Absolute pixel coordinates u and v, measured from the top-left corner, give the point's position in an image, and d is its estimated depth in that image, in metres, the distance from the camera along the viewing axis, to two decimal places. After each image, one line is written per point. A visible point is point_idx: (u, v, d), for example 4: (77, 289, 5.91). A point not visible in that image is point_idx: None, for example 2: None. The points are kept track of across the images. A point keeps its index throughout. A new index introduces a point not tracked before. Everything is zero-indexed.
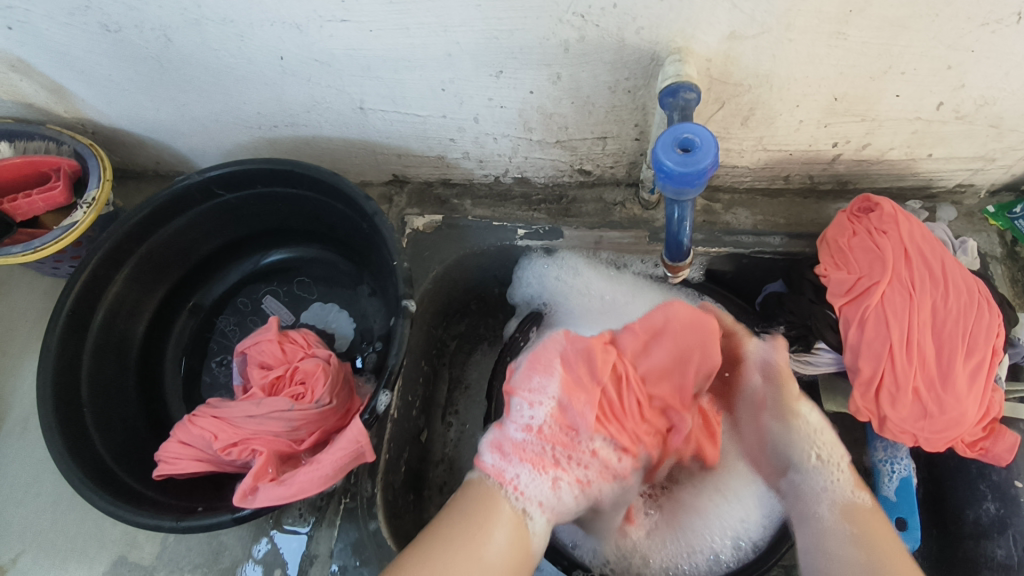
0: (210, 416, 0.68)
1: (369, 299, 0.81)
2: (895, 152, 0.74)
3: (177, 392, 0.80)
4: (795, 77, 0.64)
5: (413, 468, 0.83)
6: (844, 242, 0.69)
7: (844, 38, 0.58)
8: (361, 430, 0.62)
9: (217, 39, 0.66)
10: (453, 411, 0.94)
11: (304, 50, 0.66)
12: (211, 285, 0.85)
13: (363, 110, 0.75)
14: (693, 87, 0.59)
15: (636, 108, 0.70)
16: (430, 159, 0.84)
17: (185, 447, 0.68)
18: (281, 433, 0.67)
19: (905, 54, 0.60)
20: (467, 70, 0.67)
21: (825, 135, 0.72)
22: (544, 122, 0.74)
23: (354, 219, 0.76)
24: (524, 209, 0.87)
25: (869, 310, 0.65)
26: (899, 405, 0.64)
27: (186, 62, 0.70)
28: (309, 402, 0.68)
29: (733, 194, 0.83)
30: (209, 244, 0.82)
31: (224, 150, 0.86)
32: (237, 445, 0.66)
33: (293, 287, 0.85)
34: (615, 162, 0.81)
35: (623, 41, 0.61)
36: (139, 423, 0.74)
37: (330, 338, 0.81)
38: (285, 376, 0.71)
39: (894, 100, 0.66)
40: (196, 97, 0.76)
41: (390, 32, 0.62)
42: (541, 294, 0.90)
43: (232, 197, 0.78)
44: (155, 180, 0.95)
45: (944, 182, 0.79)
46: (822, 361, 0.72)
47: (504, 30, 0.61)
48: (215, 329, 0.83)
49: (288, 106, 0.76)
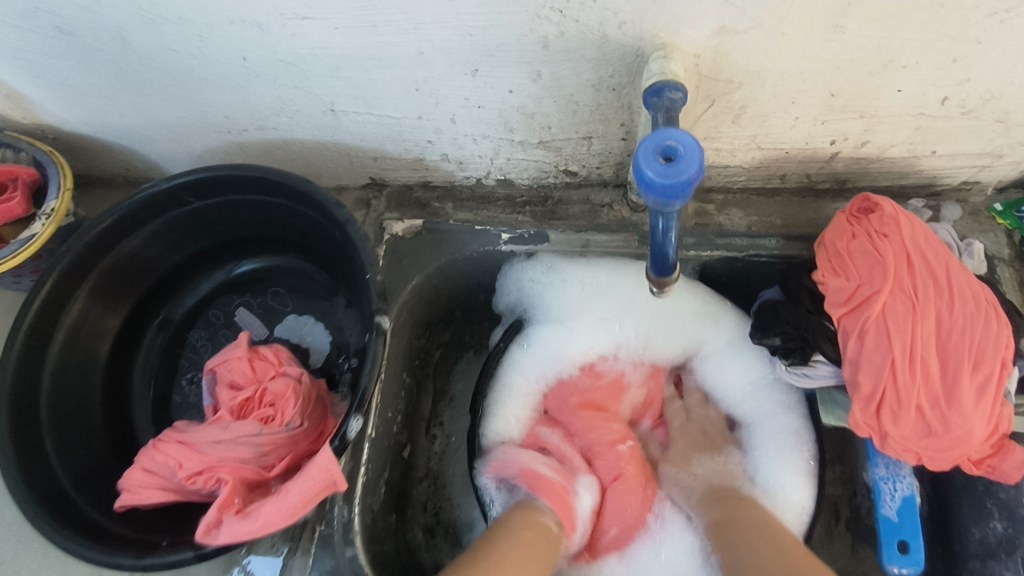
0: (175, 442, 0.65)
1: (345, 311, 0.78)
2: (896, 149, 0.70)
3: (146, 412, 0.77)
4: (789, 73, 0.59)
5: (396, 488, 0.81)
6: (843, 246, 0.66)
7: (841, 31, 0.54)
8: (331, 457, 0.58)
9: (175, 40, 0.62)
10: (437, 424, 0.91)
11: (269, 50, 0.62)
12: (181, 298, 0.81)
13: (334, 112, 0.71)
14: (679, 86, 0.55)
15: (621, 108, 0.66)
16: (408, 162, 0.80)
17: (149, 475, 0.65)
18: (249, 459, 0.64)
19: (907, 48, 0.56)
20: (441, 69, 0.63)
21: (823, 133, 0.68)
22: (526, 123, 0.70)
23: (326, 227, 0.72)
24: (508, 212, 0.83)
25: (870, 322, 0.61)
26: (902, 422, 0.61)
27: (145, 65, 0.66)
28: (278, 425, 0.65)
29: (726, 195, 0.79)
30: (177, 257, 0.78)
31: (193, 155, 0.82)
32: (203, 473, 0.63)
33: (267, 298, 0.81)
34: (602, 163, 0.77)
35: (605, 37, 0.57)
36: (102, 448, 0.71)
37: (305, 353, 0.78)
38: (253, 398, 0.67)
39: (896, 95, 0.61)
40: (159, 101, 0.72)
41: (358, 30, 0.58)
42: (520, 302, 0.86)
43: (202, 206, 0.74)
44: (123, 187, 0.90)
45: (949, 180, 0.75)
46: (819, 374, 0.68)
47: (477, 26, 0.57)
48: (186, 345, 0.80)
49: (256, 109, 0.72)
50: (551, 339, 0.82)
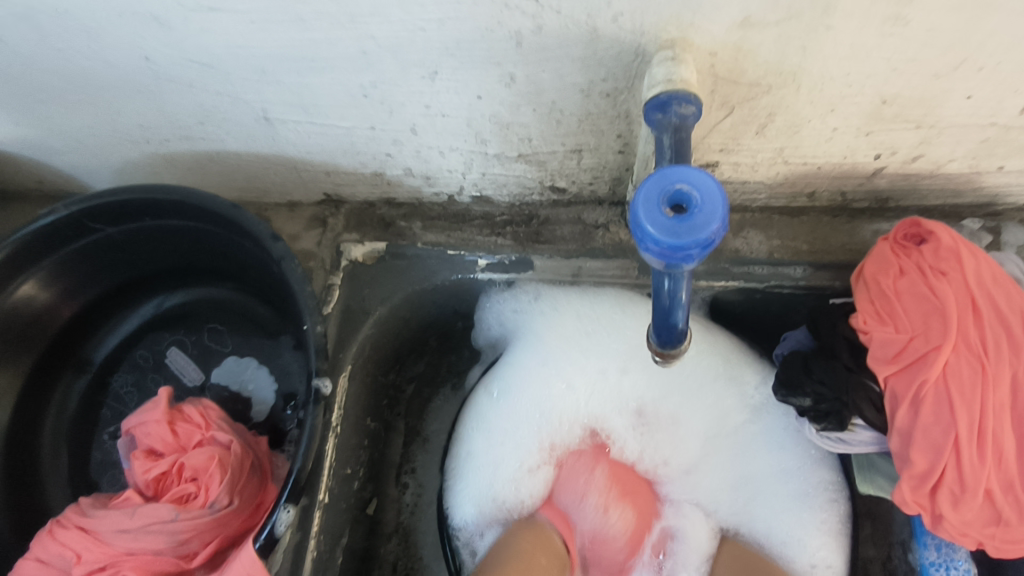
0: (74, 528, 0.52)
1: (292, 354, 0.66)
2: (954, 164, 0.57)
3: (59, 478, 0.64)
4: (831, 76, 0.47)
5: (357, 550, 0.69)
6: (888, 285, 0.54)
7: (903, 23, 0.41)
8: (253, 559, 0.47)
9: (60, 36, 0.50)
10: (409, 470, 0.79)
11: (175, 48, 0.50)
12: (101, 337, 0.68)
13: (269, 121, 0.59)
14: (692, 98, 0.42)
15: (617, 117, 0.53)
16: (365, 177, 0.68)
17: (40, 568, 0.52)
18: (165, 550, 0.52)
19: (988, 43, 0.43)
20: (392, 72, 0.50)
21: (866, 145, 0.55)
22: (501, 134, 0.57)
23: (263, 260, 0.60)
24: (486, 234, 0.70)
25: (926, 386, 0.49)
26: (964, 508, 0.49)
27: (34, 70, 0.55)
28: (201, 507, 0.53)
29: (743, 214, 0.67)
30: (92, 293, 0.66)
31: (114, 168, 0.70)
32: (104, 571, 0.51)
33: (202, 337, 0.68)
34: (595, 178, 0.64)
35: (595, 32, 0.44)
36: (0, 523, 0.59)
37: (247, 404, 0.65)
38: (171, 471, 0.55)
39: (963, 102, 0.49)
40: (56, 106, 0.59)
41: (281, 23, 0.46)
42: (504, 336, 0.75)
43: (115, 232, 0.62)
44: (39, 202, 0.78)
45: (1012, 199, 0.62)
46: (858, 440, 0.55)
47: (431, 19, 0.44)
48: (108, 393, 0.67)
49: (176, 116, 0.60)
50: (536, 379, 0.70)
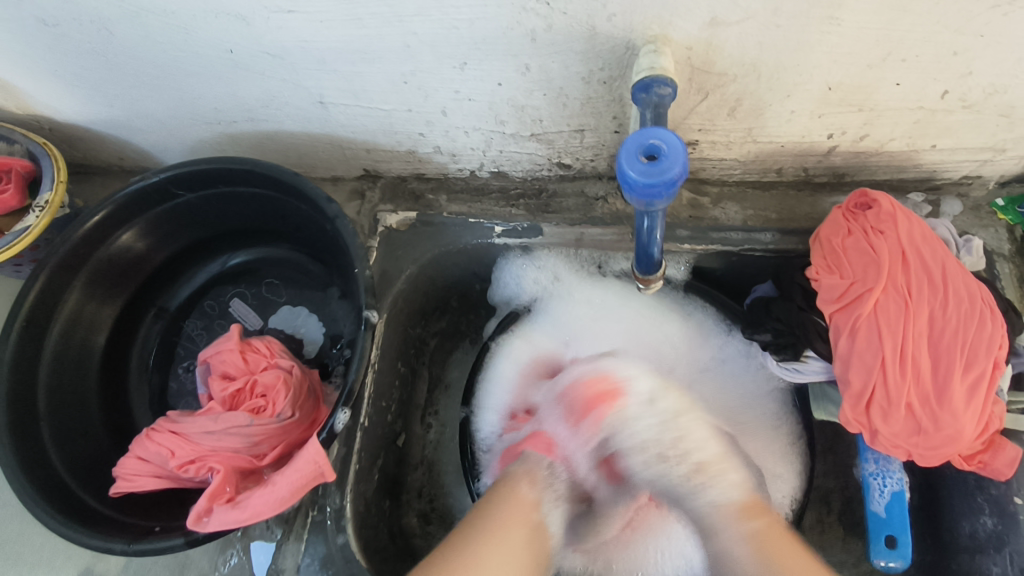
0: (168, 431, 0.66)
1: (339, 303, 0.78)
2: (896, 143, 0.68)
3: (143, 402, 0.78)
4: (785, 65, 0.58)
5: (390, 474, 0.81)
6: (838, 243, 0.65)
7: (838, 23, 0.52)
8: (319, 450, 0.59)
9: (159, 32, 0.61)
10: (433, 412, 0.91)
11: (253, 41, 0.61)
12: (176, 288, 0.81)
13: (324, 105, 0.71)
14: (668, 82, 0.54)
15: (613, 100, 0.65)
16: (400, 154, 0.80)
17: (143, 463, 0.66)
18: (241, 448, 0.65)
19: (907, 40, 0.54)
20: (428, 61, 0.62)
21: (819, 126, 0.66)
22: (517, 115, 0.69)
23: (317, 220, 0.72)
24: (502, 205, 0.82)
25: (861, 319, 0.60)
26: (892, 419, 0.60)
27: (130, 56, 0.66)
28: (270, 416, 0.66)
29: (722, 187, 0.78)
30: (170, 249, 0.79)
31: (186, 146, 0.82)
32: (195, 462, 0.64)
33: (261, 290, 0.81)
34: (596, 156, 0.76)
35: (594, 29, 0.55)
36: (100, 435, 0.72)
37: (299, 344, 0.78)
38: (245, 388, 0.68)
39: (895, 89, 0.60)
40: (147, 92, 0.72)
41: (341, 22, 0.58)
42: (521, 295, 0.86)
43: (193, 197, 0.74)
44: (118, 177, 0.91)
45: (949, 174, 0.73)
46: (810, 368, 0.68)
47: (463, 19, 0.56)
48: (181, 334, 0.80)
49: (244, 101, 0.72)
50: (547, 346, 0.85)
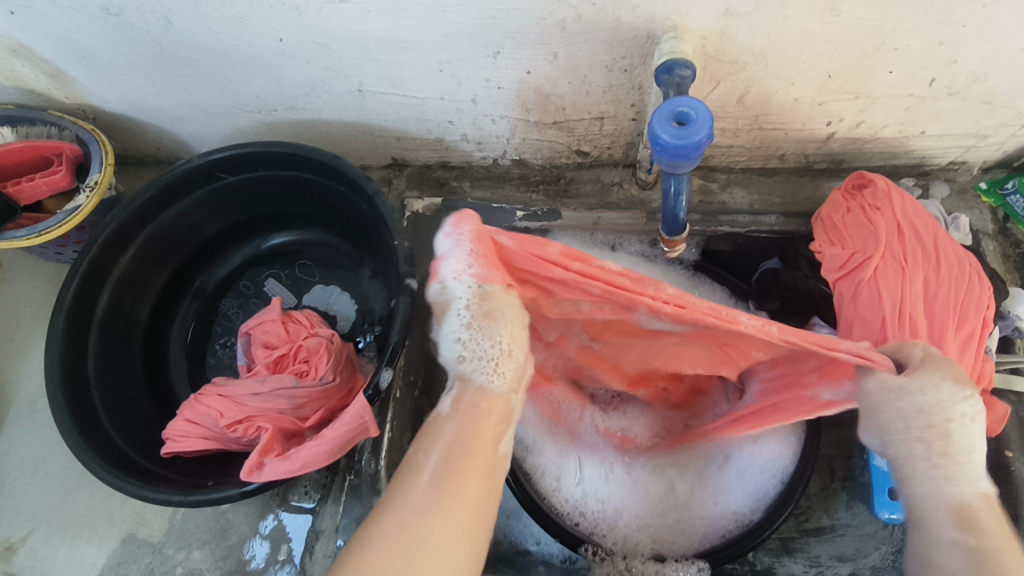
0: (216, 395, 0.70)
1: (370, 281, 0.83)
2: (889, 130, 0.75)
3: (182, 374, 0.81)
4: (790, 54, 0.64)
5: None
6: (838, 219, 0.71)
7: (837, 14, 0.59)
8: (365, 406, 0.63)
9: (217, 21, 0.66)
10: None
11: (303, 32, 0.67)
12: (213, 269, 0.86)
13: (362, 93, 0.76)
14: (688, 64, 0.61)
15: (632, 88, 0.71)
16: (428, 142, 0.85)
17: (192, 425, 0.70)
18: (286, 410, 0.69)
19: (898, 30, 0.60)
20: (465, 51, 0.68)
21: (820, 113, 0.73)
22: (541, 103, 0.75)
23: (354, 200, 0.77)
24: (522, 190, 0.88)
25: (862, 284, 0.66)
26: None
27: (185, 45, 0.70)
28: (313, 380, 0.70)
29: (729, 174, 0.84)
30: (211, 227, 0.83)
31: (223, 135, 0.87)
32: (243, 422, 0.68)
33: (295, 270, 0.86)
34: (612, 143, 0.82)
35: (620, 19, 0.61)
36: (146, 404, 0.76)
37: (333, 319, 0.83)
38: (288, 354, 0.73)
39: (888, 76, 0.66)
40: (194, 81, 0.77)
41: (388, 12, 0.63)
42: None
43: (234, 180, 0.79)
44: (155, 166, 0.96)
45: (937, 160, 0.80)
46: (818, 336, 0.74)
47: (501, 9, 0.62)
48: (218, 312, 0.85)
49: (287, 89, 0.77)
50: None
